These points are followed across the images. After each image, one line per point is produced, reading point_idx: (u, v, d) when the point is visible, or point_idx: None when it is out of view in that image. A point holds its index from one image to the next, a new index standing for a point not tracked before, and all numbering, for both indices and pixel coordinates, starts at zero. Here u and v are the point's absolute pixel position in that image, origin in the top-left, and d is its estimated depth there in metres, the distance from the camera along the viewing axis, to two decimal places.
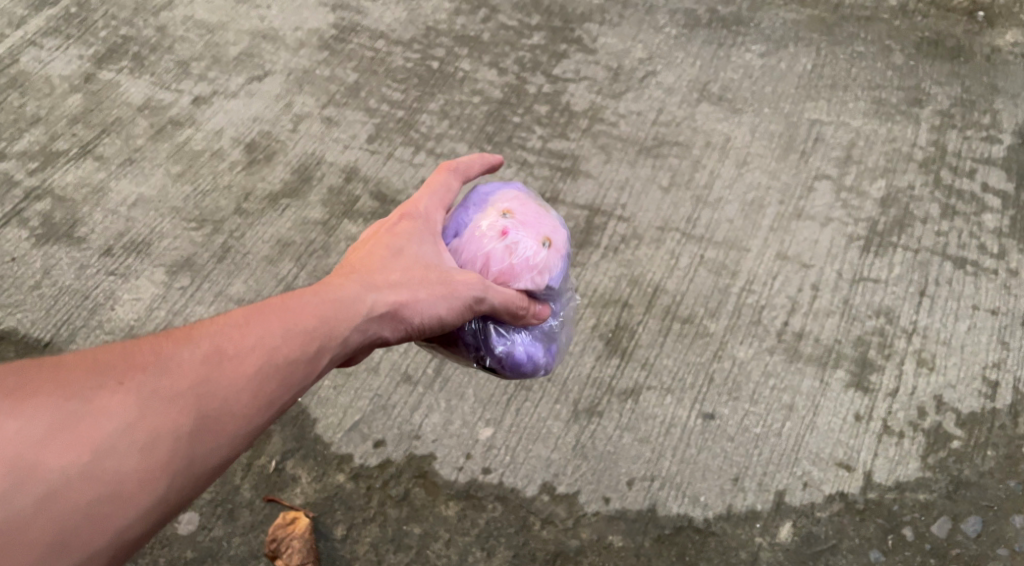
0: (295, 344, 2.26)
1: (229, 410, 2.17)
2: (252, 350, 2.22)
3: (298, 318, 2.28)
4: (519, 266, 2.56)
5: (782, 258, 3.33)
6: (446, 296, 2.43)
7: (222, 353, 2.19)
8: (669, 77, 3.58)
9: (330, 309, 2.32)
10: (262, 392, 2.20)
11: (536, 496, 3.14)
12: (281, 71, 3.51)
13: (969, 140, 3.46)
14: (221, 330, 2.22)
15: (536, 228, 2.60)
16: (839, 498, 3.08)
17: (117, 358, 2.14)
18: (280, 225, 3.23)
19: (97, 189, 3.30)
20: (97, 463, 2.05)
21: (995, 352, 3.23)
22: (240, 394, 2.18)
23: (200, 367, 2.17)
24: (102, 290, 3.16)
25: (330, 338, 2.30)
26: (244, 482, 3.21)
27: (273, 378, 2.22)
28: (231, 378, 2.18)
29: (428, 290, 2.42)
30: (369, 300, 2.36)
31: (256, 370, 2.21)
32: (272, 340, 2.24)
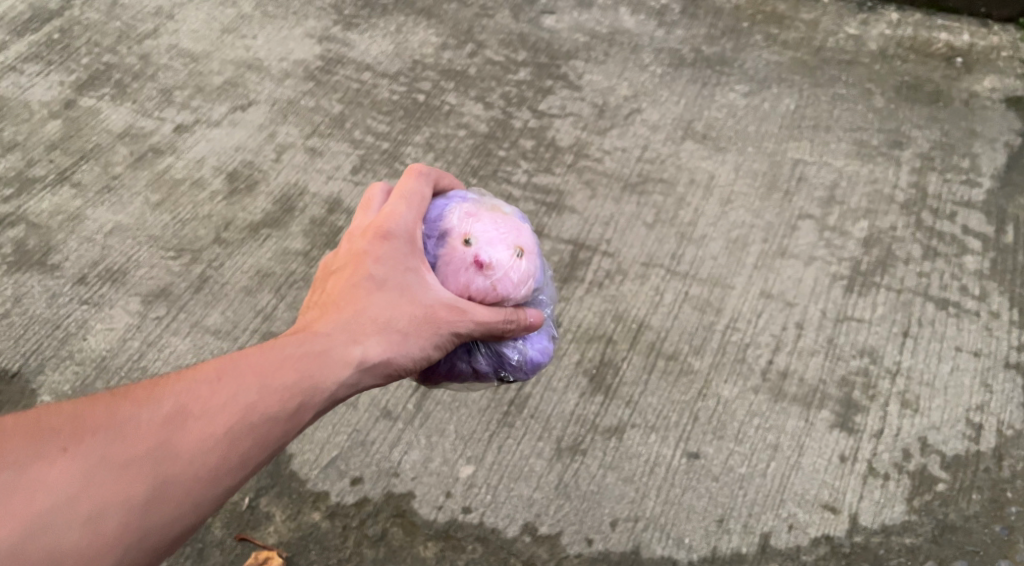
0: (264, 403, 2.24)
1: (193, 471, 2.16)
2: (218, 409, 2.20)
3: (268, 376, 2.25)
4: (502, 287, 2.50)
5: (766, 296, 3.31)
6: (430, 339, 2.41)
7: (188, 412, 2.18)
8: (654, 115, 3.60)
9: (306, 363, 2.29)
10: (231, 451, 2.19)
11: (516, 537, 3.06)
12: (265, 101, 3.50)
13: (949, 183, 3.49)
14: (190, 387, 2.20)
15: (504, 242, 2.53)
16: (825, 542, 3.03)
17: (73, 419, 2.14)
18: (260, 256, 3.17)
19: (73, 216, 3.25)
20: (44, 533, 2.06)
21: (978, 394, 3.20)
22: (208, 454, 2.17)
23: (163, 427, 2.16)
24: (74, 319, 3.07)
25: (308, 392, 2.28)
26: (215, 520, 3.11)
27: (241, 438, 2.20)
28: (195, 437, 2.17)
29: (411, 336, 2.39)
30: (352, 347, 2.33)
31: (225, 428, 2.19)
32: (246, 397, 2.23)
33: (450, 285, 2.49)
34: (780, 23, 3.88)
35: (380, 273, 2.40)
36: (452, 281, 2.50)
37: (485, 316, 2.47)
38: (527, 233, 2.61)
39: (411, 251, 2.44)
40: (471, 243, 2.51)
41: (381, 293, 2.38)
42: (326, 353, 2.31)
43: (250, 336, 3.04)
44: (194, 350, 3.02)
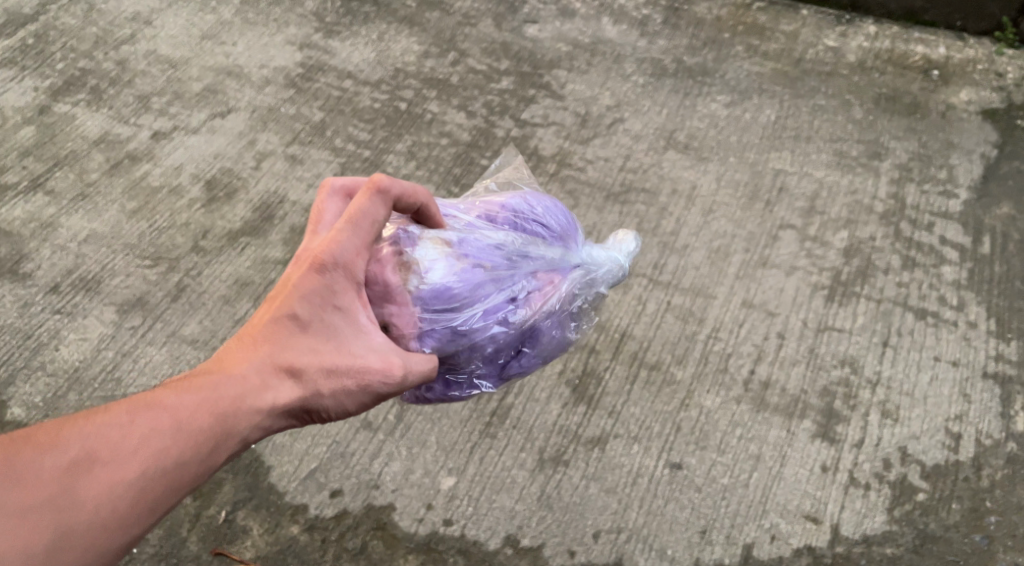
0: (173, 447, 2.11)
1: (96, 520, 2.05)
2: (126, 453, 2.09)
3: (178, 420, 2.12)
4: None
5: (748, 305, 3.32)
6: (352, 391, 2.26)
7: (93, 457, 2.07)
8: (636, 124, 3.60)
9: (221, 406, 2.16)
10: (139, 499, 2.08)
11: (498, 550, 3.03)
12: (245, 108, 3.46)
13: (927, 194, 3.52)
14: (96, 429, 2.09)
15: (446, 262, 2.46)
16: (807, 552, 3.02)
17: None
18: (239, 264, 3.13)
19: (47, 224, 3.19)
20: None
21: (957, 404, 3.21)
22: (113, 501, 2.07)
23: (65, 473, 2.06)
24: (47, 329, 3.01)
25: (221, 438, 2.15)
26: (190, 535, 3.06)
27: (147, 484, 2.09)
28: (98, 485, 2.06)
29: (335, 386, 2.24)
30: (271, 393, 2.19)
31: (131, 476, 2.08)
32: (154, 444, 2.10)
33: None
34: (761, 35, 3.91)
35: (307, 313, 2.23)
36: None
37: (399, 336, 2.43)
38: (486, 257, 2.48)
39: (346, 288, 2.27)
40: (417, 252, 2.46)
41: (304, 336, 2.22)
42: (242, 391, 2.17)
43: None
44: (170, 360, 2.97)
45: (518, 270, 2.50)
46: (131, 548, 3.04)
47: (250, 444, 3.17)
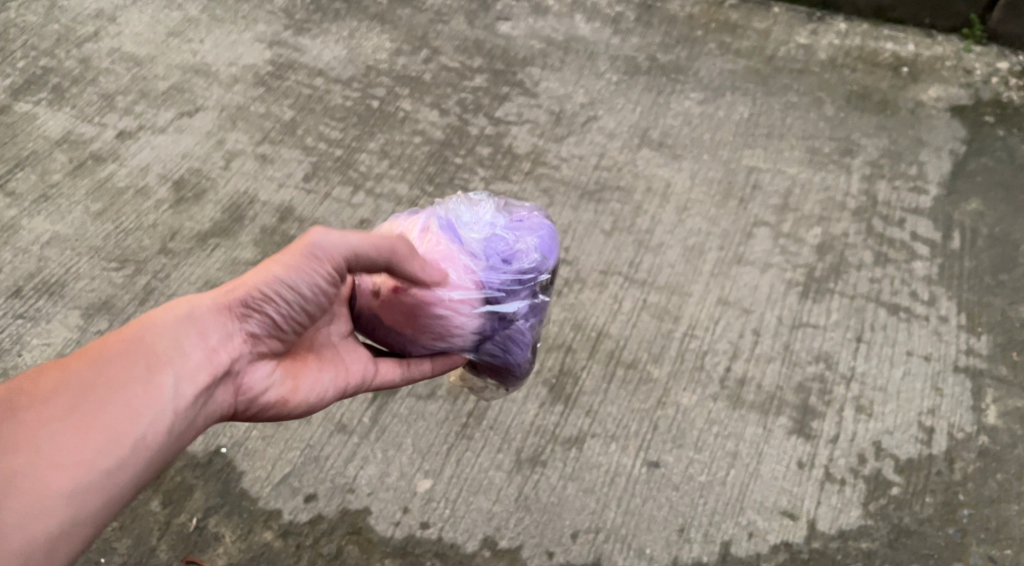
0: (115, 373, 2.29)
1: (58, 451, 2.21)
2: (70, 389, 2.27)
3: (113, 353, 2.31)
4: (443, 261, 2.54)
5: (723, 303, 3.31)
6: (288, 281, 2.40)
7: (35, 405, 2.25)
8: (610, 122, 3.58)
9: (155, 327, 2.35)
10: (97, 420, 2.25)
11: (476, 552, 3.00)
12: (213, 107, 3.39)
13: (898, 190, 3.54)
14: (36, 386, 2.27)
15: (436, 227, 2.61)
16: (784, 549, 3.03)
17: None
18: (208, 266, 3.06)
19: (8, 226, 3.11)
20: None
21: (930, 399, 3.23)
22: (62, 443, 2.22)
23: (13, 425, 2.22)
24: (9, 334, 2.94)
25: (162, 351, 2.33)
26: (160, 543, 2.99)
27: (86, 422, 2.24)
28: (52, 419, 2.24)
29: (264, 281, 2.40)
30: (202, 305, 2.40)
31: (84, 403, 2.26)
32: (95, 374, 2.29)
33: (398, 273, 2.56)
34: (733, 32, 3.91)
35: None
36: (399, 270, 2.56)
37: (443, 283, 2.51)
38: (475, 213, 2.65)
39: None
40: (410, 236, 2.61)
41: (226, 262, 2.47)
42: (170, 313, 2.38)
43: None
44: None
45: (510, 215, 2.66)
46: (99, 556, 2.98)
47: (221, 449, 3.11)
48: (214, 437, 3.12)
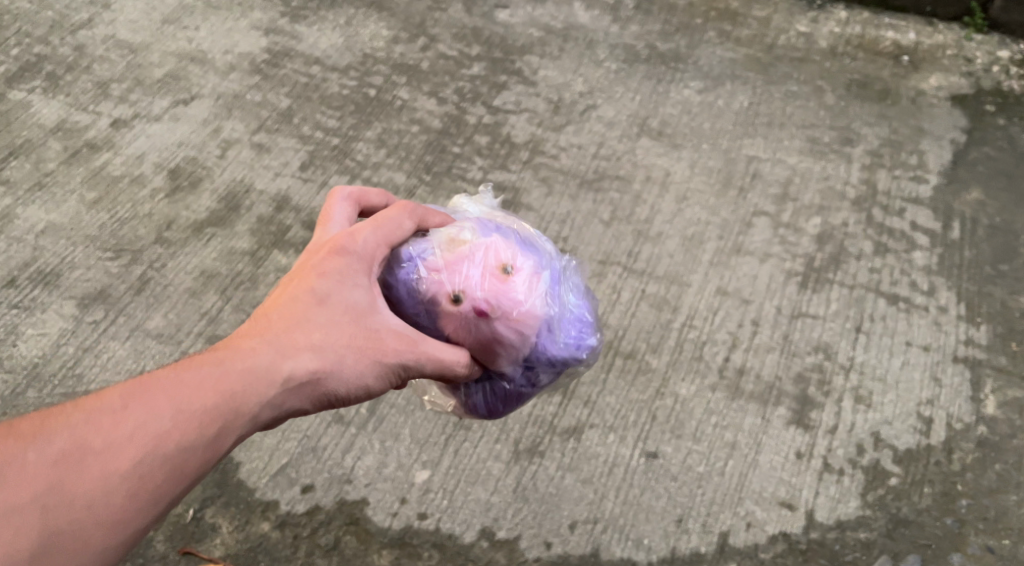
0: (178, 429, 2.12)
1: (100, 503, 2.06)
2: (128, 434, 2.10)
3: (182, 403, 2.14)
4: (500, 299, 2.41)
5: (722, 293, 3.30)
6: (374, 367, 2.30)
7: (92, 443, 2.09)
8: (609, 111, 3.56)
9: (233, 383, 2.19)
10: (148, 480, 2.09)
11: (474, 543, 3.00)
12: (209, 95, 3.36)
13: (898, 179, 3.52)
14: (89, 420, 2.10)
15: (502, 254, 2.45)
16: (782, 539, 3.03)
17: None
18: (204, 256, 3.05)
19: (3, 215, 3.09)
20: None
21: (928, 389, 3.23)
22: (106, 497, 2.07)
23: (57, 465, 2.06)
24: (4, 324, 2.93)
25: (233, 414, 2.17)
26: (157, 533, 2.98)
27: (141, 482, 2.09)
28: (100, 472, 2.07)
29: (354, 361, 2.28)
30: (288, 362, 2.23)
31: (138, 456, 2.09)
32: (158, 424, 2.12)
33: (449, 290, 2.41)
34: (733, 20, 3.88)
35: (326, 287, 2.30)
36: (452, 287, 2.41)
37: (491, 325, 2.41)
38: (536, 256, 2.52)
39: (368, 266, 2.36)
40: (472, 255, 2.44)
41: (321, 308, 2.28)
42: (247, 366, 2.20)
43: (195, 340, 2.92)
44: (134, 355, 2.90)
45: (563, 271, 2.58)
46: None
47: None
48: None
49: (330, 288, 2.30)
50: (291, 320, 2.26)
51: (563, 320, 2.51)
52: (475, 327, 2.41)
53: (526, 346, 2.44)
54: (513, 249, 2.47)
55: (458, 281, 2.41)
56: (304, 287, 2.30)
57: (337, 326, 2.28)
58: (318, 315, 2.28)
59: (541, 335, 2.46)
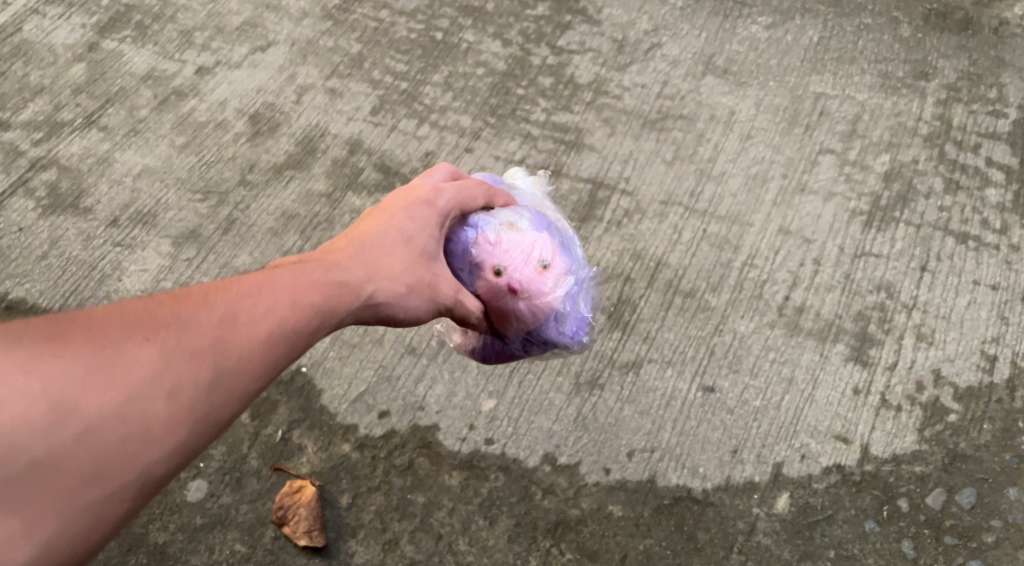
0: (297, 317, 2.22)
1: (242, 367, 2.14)
2: (262, 313, 2.18)
3: (302, 296, 2.24)
4: (529, 284, 2.59)
5: (785, 232, 3.45)
6: (429, 303, 2.44)
7: (229, 322, 2.16)
8: (674, 49, 3.74)
9: (340, 287, 2.30)
10: (273, 356, 2.18)
11: (537, 467, 3.18)
12: (284, 42, 3.59)
13: (974, 114, 3.67)
14: (235, 295, 2.19)
15: (544, 247, 2.63)
16: (836, 470, 3.16)
17: (134, 313, 2.11)
18: (285, 198, 3.28)
19: (102, 160, 3.33)
20: (128, 406, 2.04)
21: (994, 327, 3.35)
22: (240, 364, 2.14)
23: (215, 327, 2.14)
24: (109, 260, 3.19)
25: (335, 312, 2.28)
26: (249, 450, 3.18)
27: (261, 368, 2.16)
28: (243, 340, 2.15)
29: (419, 296, 2.42)
30: (375, 281, 2.35)
31: (269, 333, 2.18)
32: (285, 309, 2.21)
33: (492, 261, 2.60)
34: None
35: (411, 228, 2.44)
36: (495, 260, 2.60)
37: (515, 302, 2.60)
38: (569, 254, 2.70)
39: (440, 217, 2.50)
40: (518, 237, 2.62)
41: (403, 245, 2.42)
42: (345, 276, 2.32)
43: None
44: None
45: (586, 271, 2.75)
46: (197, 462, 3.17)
47: (301, 367, 3.28)
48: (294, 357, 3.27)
49: (413, 228, 2.44)
50: (380, 249, 2.39)
51: (572, 315, 2.69)
52: (502, 299, 2.60)
53: (535, 325, 2.64)
54: (552, 245, 2.65)
55: (502, 258, 2.60)
56: (395, 224, 2.43)
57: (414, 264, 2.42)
58: (400, 252, 2.41)
59: (551, 323, 2.66)
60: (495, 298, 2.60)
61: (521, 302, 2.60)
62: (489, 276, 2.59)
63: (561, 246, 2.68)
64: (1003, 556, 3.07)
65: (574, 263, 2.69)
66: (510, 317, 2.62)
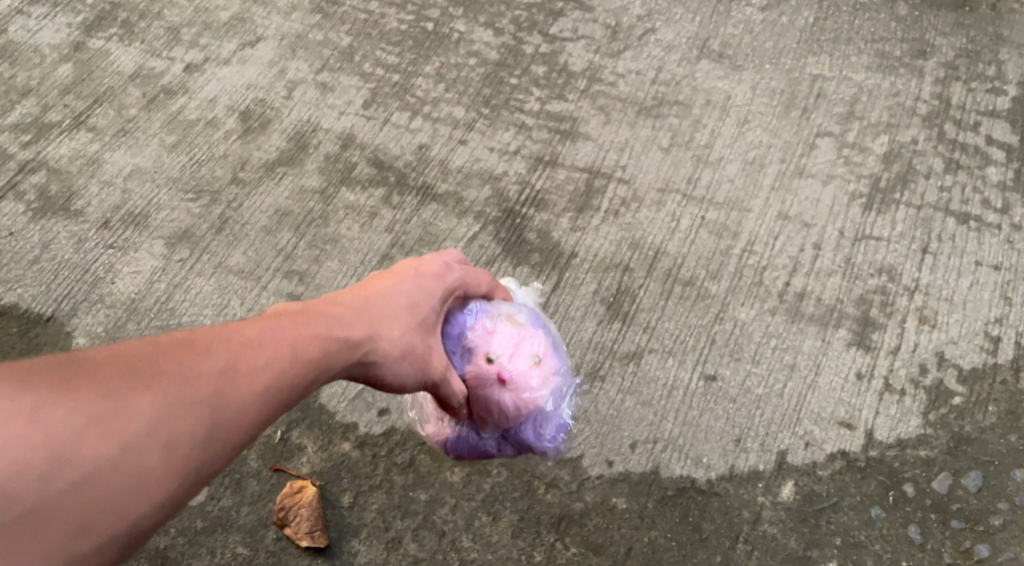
0: (297, 371, 2.18)
1: (240, 421, 2.09)
2: (263, 366, 2.14)
3: (302, 349, 2.20)
4: (518, 380, 2.67)
5: (784, 217, 3.42)
6: (424, 367, 2.43)
7: (231, 373, 2.11)
8: (668, 34, 3.72)
9: (340, 343, 2.27)
10: (270, 410, 2.14)
11: (539, 461, 3.15)
12: (273, 36, 3.58)
13: (974, 92, 3.63)
14: (239, 345, 2.14)
15: (536, 343, 2.71)
16: (840, 457, 3.14)
17: (138, 359, 2.06)
18: (278, 196, 3.27)
19: (92, 160, 3.31)
20: (125, 456, 1.99)
21: (997, 308, 3.31)
22: (238, 418, 2.09)
23: (217, 378, 2.09)
24: (101, 263, 3.16)
25: (332, 367, 2.24)
26: (249, 452, 3.16)
27: (258, 422, 2.12)
28: (244, 393, 2.10)
29: (414, 360, 2.40)
30: (374, 339, 2.33)
31: (268, 387, 2.13)
32: (285, 362, 2.17)
33: (485, 349, 2.65)
34: None
35: (413, 293, 2.45)
36: (488, 350, 2.66)
37: (501, 397, 2.66)
38: (557, 358, 2.78)
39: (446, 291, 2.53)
40: (514, 329, 2.71)
41: (404, 308, 2.41)
42: (346, 331, 2.29)
43: (273, 277, 3.16)
44: (219, 291, 3.13)
45: (570, 382, 2.85)
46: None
47: None
48: None
49: (416, 295, 2.45)
50: (384, 309, 2.38)
51: (552, 421, 2.78)
52: (487, 390, 2.66)
53: (514, 424, 2.71)
54: (545, 343, 2.74)
55: (496, 347, 2.66)
56: (400, 288, 2.43)
57: (412, 322, 2.42)
58: (403, 316, 2.40)
59: (530, 426, 2.72)
60: (479, 386, 2.65)
61: (507, 395, 2.66)
62: (480, 364, 2.65)
63: (552, 348, 2.77)
64: (1011, 539, 3.04)
65: (560, 365, 2.77)
66: (493, 411, 2.67)
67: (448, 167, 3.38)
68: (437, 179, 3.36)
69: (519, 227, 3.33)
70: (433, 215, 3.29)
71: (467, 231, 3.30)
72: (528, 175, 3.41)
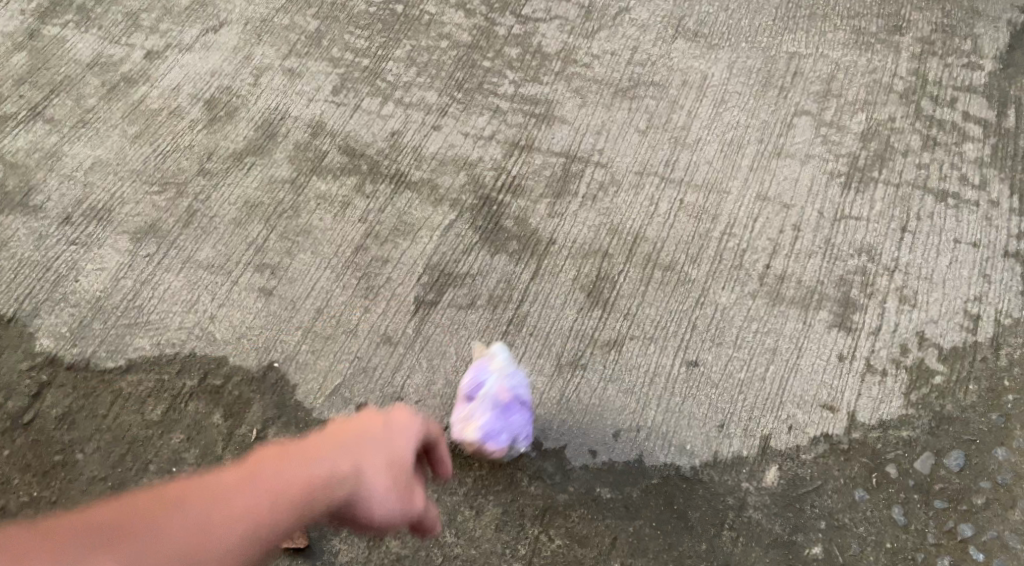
0: (272, 518, 2.13)
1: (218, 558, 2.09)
2: (234, 518, 2.10)
3: (274, 506, 2.13)
4: None
5: (763, 199, 3.38)
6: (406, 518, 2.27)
7: (204, 530, 2.09)
8: (643, 13, 3.67)
9: (315, 488, 2.18)
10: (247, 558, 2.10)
11: (522, 453, 3.07)
12: (237, 21, 3.52)
13: (950, 68, 3.59)
14: (208, 502, 2.12)
15: None
16: (823, 440, 3.10)
17: (101, 519, 2.08)
18: (246, 186, 3.23)
19: (51, 153, 3.24)
20: None
21: (976, 286, 3.30)
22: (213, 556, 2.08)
23: (189, 533, 2.08)
24: (64, 261, 3.09)
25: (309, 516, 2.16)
26: (222, 452, 2.91)
27: None
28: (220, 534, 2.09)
29: (399, 499, 2.24)
30: (353, 482, 2.21)
31: (241, 537, 2.10)
32: (260, 513, 2.12)
33: None
34: None
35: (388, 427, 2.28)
36: None
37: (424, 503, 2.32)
38: None
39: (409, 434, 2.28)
40: None
41: (381, 448, 2.25)
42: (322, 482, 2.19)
43: (245, 270, 3.12)
44: (189, 286, 3.09)
45: None
46: (170, 467, 2.88)
47: (274, 363, 3.03)
48: (266, 352, 3.03)
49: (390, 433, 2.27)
50: (359, 446, 2.24)
51: None
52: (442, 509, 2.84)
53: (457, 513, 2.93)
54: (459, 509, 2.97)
55: None
56: (376, 428, 2.27)
57: (382, 433, 2.27)
58: (375, 462, 2.23)
59: None
60: None
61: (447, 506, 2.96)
62: None
63: None
64: (994, 518, 3.02)
65: None
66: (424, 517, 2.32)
67: (421, 154, 3.35)
68: (411, 166, 3.32)
69: (496, 215, 3.29)
70: (407, 204, 3.27)
71: (442, 219, 3.26)
72: (503, 161, 3.36)
